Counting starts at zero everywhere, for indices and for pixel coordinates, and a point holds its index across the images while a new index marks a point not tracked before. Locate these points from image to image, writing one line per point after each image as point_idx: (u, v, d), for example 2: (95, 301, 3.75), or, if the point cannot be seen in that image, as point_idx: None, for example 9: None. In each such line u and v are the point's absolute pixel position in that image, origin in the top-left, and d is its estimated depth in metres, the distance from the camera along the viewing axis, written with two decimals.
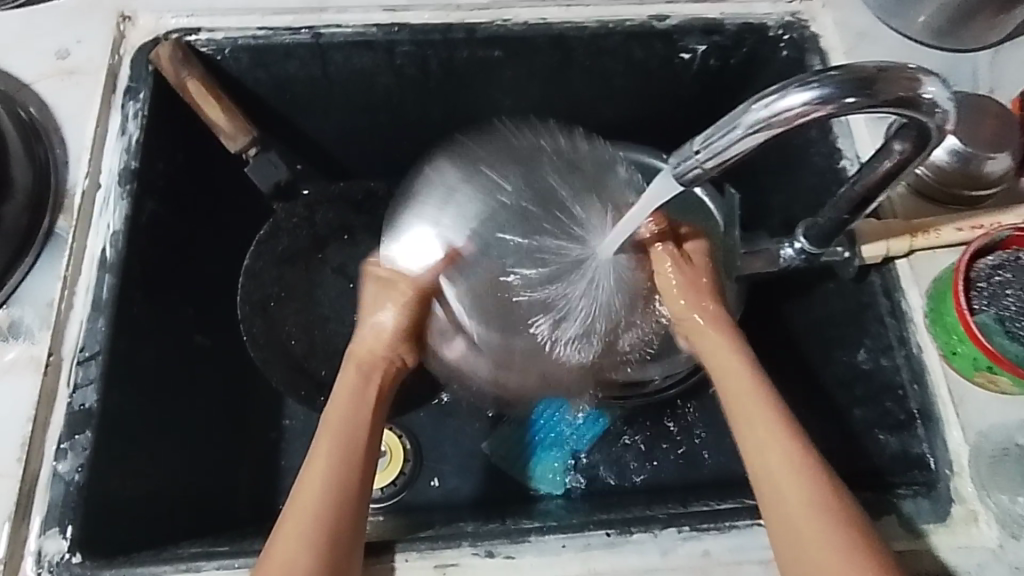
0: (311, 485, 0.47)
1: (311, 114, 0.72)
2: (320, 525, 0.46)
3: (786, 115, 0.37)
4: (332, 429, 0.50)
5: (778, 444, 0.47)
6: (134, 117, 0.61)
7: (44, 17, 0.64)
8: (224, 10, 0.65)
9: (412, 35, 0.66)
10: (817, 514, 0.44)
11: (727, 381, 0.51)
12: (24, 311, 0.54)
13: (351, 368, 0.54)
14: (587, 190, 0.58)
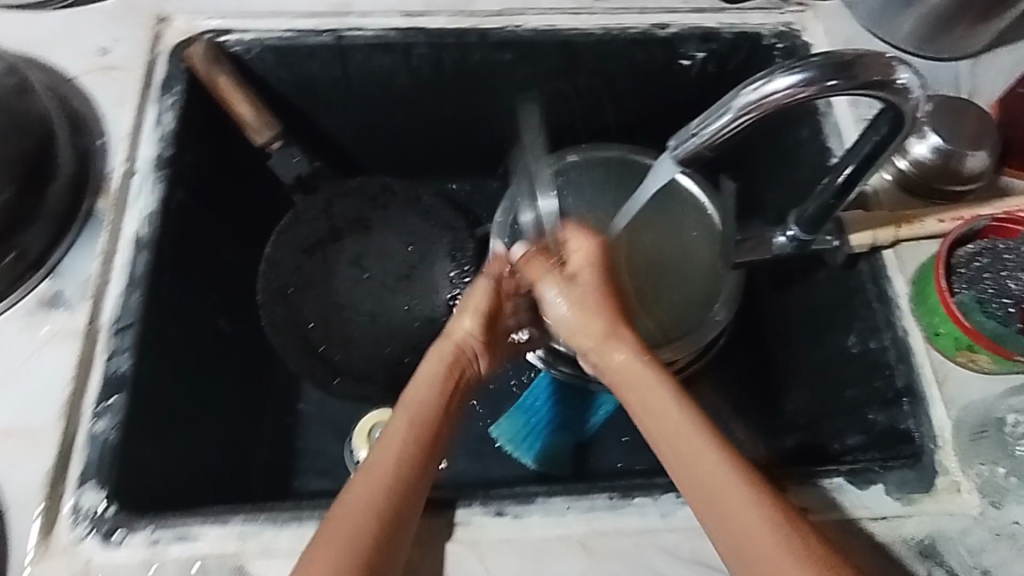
0: (385, 450, 0.51)
1: (331, 112, 0.77)
2: (384, 481, 0.49)
3: (771, 97, 0.41)
4: (408, 408, 0.54)
5: (705, 464, 0.48)
6: (169, 109, 0.66)
7: (86, 18, 0.68)
8: (253, 14, 0.70)
9: (429, 38, 0.71)
10: (750, 520, 0.46)
11: (646, 408, 0.52)
12: (63, 283, 0.57)
13: (433, 357, 0.58)
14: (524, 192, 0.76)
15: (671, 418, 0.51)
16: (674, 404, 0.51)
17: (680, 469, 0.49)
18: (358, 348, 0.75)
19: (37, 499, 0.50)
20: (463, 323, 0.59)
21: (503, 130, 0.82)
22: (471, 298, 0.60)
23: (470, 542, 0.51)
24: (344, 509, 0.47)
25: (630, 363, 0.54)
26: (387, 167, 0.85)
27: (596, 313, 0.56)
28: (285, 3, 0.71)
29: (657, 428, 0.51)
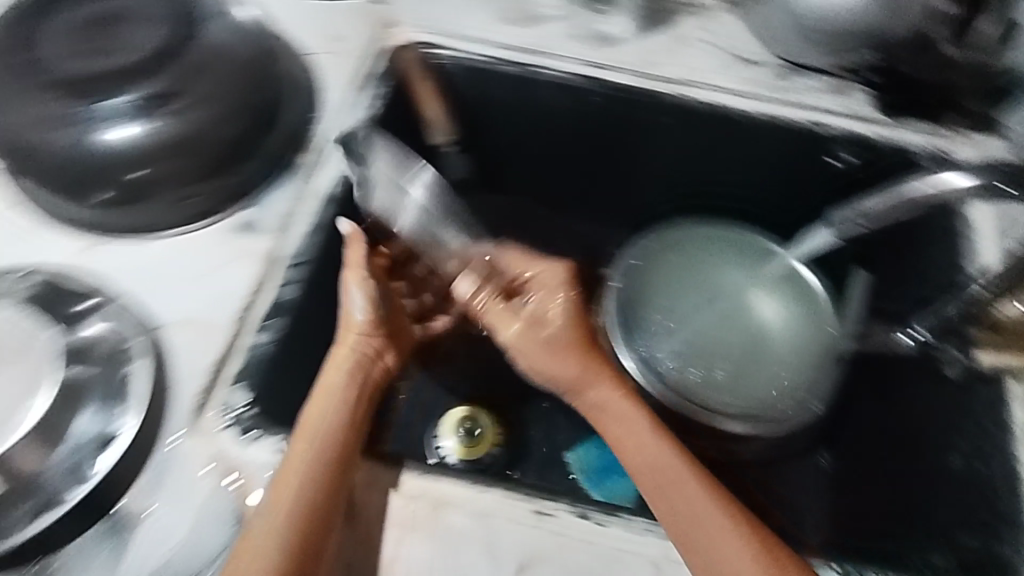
0: (293, 466, 0.51)
1: (499, 133, 0.84)
2: (291, 499, 0.49)
3: (934, 185, 0.58)
4: (315, 420, 0.54)
5: (677, 483, 0.52)
6: (375, 97, 0.75)
7: (329, 10, 0.80)
8: (463, 36, 0.80)
9: (606, 89, 0.78)
10: (721, 531, 0.49)
11: (620, 429, 0.56)
12: (260, 213, 0.65)
13: (334, 368, 0.58)
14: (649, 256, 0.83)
15: (644, 438, 0.55)
16: (647, 429, 0.55)
17: (648, 486, 0.53)
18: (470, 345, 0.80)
19: (191, 389, 0.56)
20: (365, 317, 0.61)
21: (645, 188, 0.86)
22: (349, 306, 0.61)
23: (552, 535, 0.54)
24: (270, 521, 0.48)
25: (608, 395, 0.58)
26: None
27: (564, 345, 0.60)
28: (493, 34, 0.80)
29: (632, 452, 0.55)
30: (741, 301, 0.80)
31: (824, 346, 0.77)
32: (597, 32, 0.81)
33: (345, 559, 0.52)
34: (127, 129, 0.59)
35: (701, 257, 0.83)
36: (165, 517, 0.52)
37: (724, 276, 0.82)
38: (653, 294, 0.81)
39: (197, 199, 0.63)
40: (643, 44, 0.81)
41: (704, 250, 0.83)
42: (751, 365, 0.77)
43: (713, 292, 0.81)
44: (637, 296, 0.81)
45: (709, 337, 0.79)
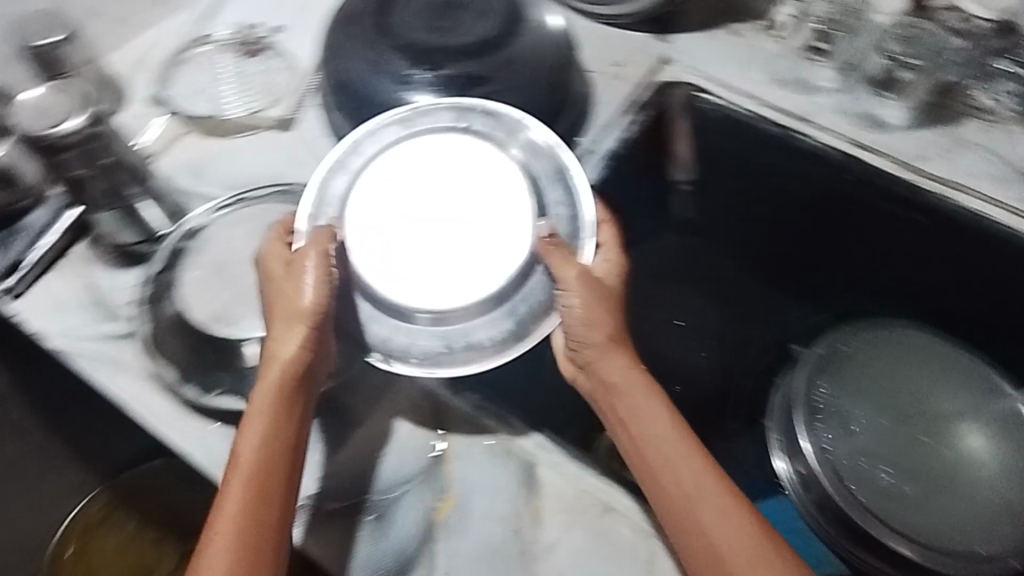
0: (227, 500, 0.49)
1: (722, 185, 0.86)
2: (235, 528, 0.48)
3: None
4: (244, 449, 0.51)
5: (672, 456, 0.51)
6: (634, 124, 0.81)
7: (615, 36, 0.86)
8: (732, 87, 0.83)
9: (861, 171, 0.78)
10: (711, 503, 0.49)
11: (619, 391, 0.54)
12: None
13: (263, 384, 0.53)
14: (864, 346, 0.79)
15: (645, 404, 0.53)
16: (648, 395, 0.54)
17: (641, 461, 0.52)
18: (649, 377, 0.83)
19: None
20: (314, 312, 0.55)
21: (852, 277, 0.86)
22: (281, 303, 0.55)
23: None
24: (211, 561, 0.47)
25: (614, 360, 0.55)
26: None
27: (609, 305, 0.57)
28: (762, 91, 0.82)
29: (631, 420, 0.54)
30: (938, 425, 0.74)
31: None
32: (869, 114, 0.80)
33: (513, 523, 0.55)
34: (425, 96, 0.67)
35: (897, 367, 0.77)
36: (378, 432, 0.58)
37: (928, 392, 0.76)
38: (852, 389, 0.76)
39: None
40: (916, 137, 0.78)
41: (910, 361, 0.77)
42: (942, 493, 0.70)
43: (901, 404, 0.75)
44: (833, 389, 0.76)
45: (899, 452, 0.72)
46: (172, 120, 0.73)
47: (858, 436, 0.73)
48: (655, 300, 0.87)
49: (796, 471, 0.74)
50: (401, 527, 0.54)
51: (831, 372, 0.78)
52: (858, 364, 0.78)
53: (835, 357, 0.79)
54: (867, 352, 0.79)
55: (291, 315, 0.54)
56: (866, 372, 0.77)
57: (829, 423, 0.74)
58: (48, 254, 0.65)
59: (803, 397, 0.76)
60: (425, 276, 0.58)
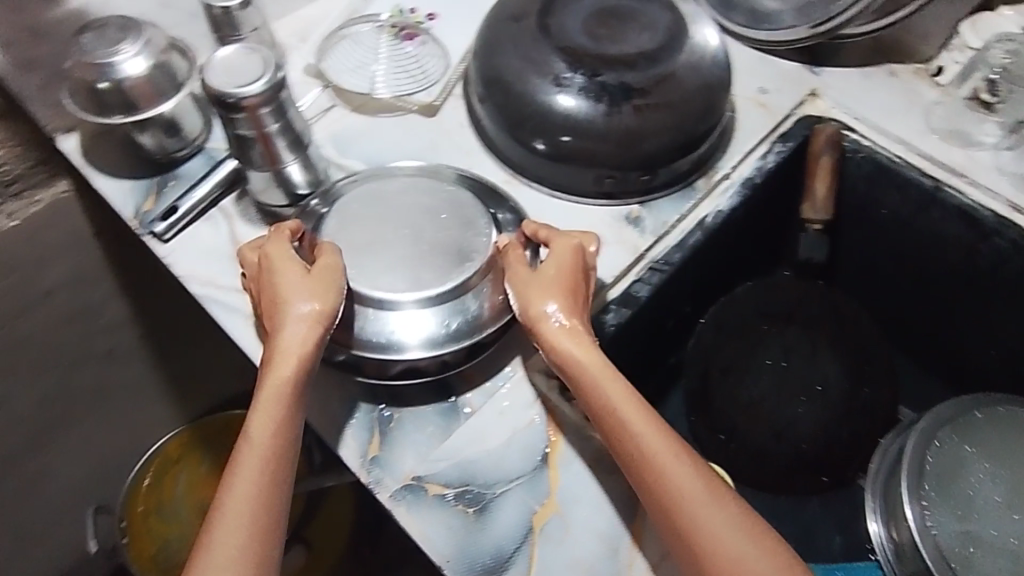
0: (241, 477, 0.49)
1: (852, 233, 0.84)
2: (248, 512, 0.48)
3: None
4: (257, 431, 0.51)
5: (661, 460, 0.50)
6: (776, 152, 0.78)
7: (764, 63, 0.84)
8: (884, 129, 0.79)
9: (1020, 237, 0.71)
10: (702, 498, 0.48)
11: (590, 388, 0.53)
12: (647, 214, 0.71)
13: (277, 369, 0.53)
14: (989, 416, 0.74)
15: (622, 399, 0.52)
16: (626, 393, 0.53)
17: (630, 464, 0.51)
18: (743, 411, 0.81)
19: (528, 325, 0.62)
20: (333, 306, 0.55)
21: (983, 347, 0.80)
22: (290, 290, 0.55)
23: None
24: (223, 532, 0.47)
25: (580, 356, 0.54)
26: (858, 297, 0.89)
27: (562, 298, 0.56)
28: (917, 138, 0.78)
29: (608, 420, 0.52)
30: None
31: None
32: None
33: (612, 543, 0.54)
34: (570, 99, 0.68)
35: (985, 445, 0.72)
36: (489, 423, 0.59)
37: None
38: (960, 464, 0.72)
39: (614, 180, 0.70)
40: None
41: (1016, 442, 0.72)
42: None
43: (984, 482, 0.70)
44: (939, 460, 0.72)
45: (996, 533, 0.68)
46: (326, 93, 0.77)
47: (956, 516, 0.69)
48: (764, 337, 0.84)
49: (888, 537, 0.72)
50: (501, 522, 0.55)
51: (952, 436, 0.73)
52: (974, 436, 0.73)
53: (958, 424, 0.74)
54: (988, 423, 0.73)
55: (310, 302, 0.54)
56: (976, 442, 0.72)
57: (929, 488, 0.71)
58: (200, 203, 0.68)
59: (913, 458, 0.72)
60: (407, 265, 0.60)
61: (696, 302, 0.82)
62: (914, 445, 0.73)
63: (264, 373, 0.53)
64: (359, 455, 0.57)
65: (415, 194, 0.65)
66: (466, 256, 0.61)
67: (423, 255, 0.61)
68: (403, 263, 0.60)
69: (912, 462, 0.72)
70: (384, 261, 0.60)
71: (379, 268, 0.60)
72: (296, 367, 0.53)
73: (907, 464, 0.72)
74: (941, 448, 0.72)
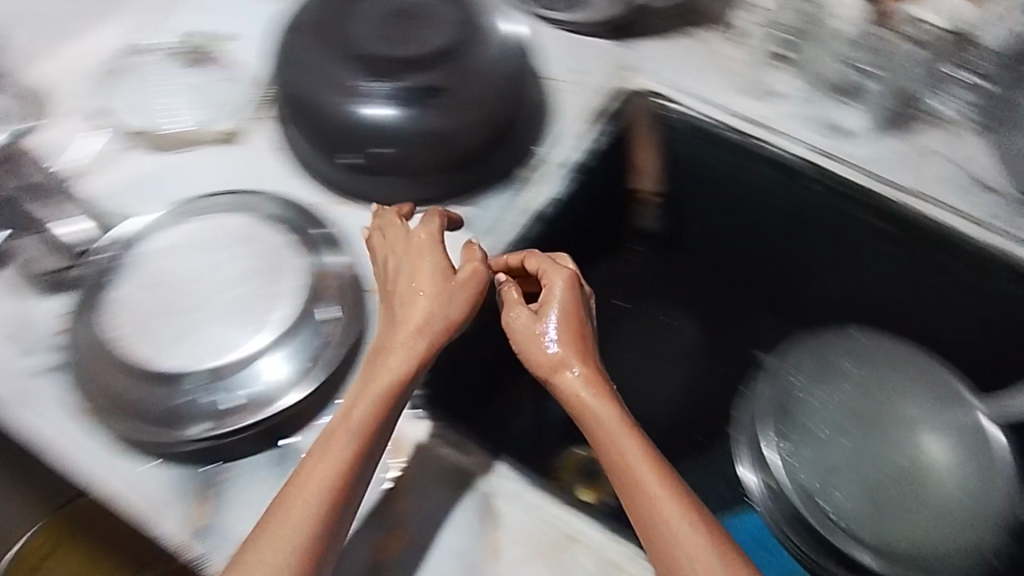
0: (330, 451, 0.50)
1: (694, 199, 0.85)
2: (322, 500, 0.48)
3: None
4: (358, 407, 0.52)
5: (657, 501, 0.50)
6: (603, 133, 0.79)
7: (577, 43, 0.84)
8: (697, 94, 0.82)
9: (828, 181, 0.77)
10: (686, 534, 0.48)
11: (602, 435, 0.54)
12: (479, 214, 0.70)
13: (398, 355, 0.54)
14: (833, 359, 0.80)
15: (630, 447, 0.52)
16: (624, 435, 0.53)
17: (630, 503, 0.51)
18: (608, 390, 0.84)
19: None
20: (455, 316, 0.56)
21: (818, 288, 0.86)
22: (426, 287, 0.57)
23: None
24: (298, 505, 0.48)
25: (585, 398, 0.55)
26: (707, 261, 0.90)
27: (567, 341, 0.57)
28: (727, 99, 0.82)
29: (616, 462, 0.52)
30: (907, 431, 0.73)
31: (991, 509, 0.69)
32: (830, 121, 0.80)
33: (466, 559, 0.53)
34: (382, 109, 0.65)
35: (860, 362, 0.79)
36: None
37: (898, 408, 0.75)
38: (832, 371, 0.79)
39: (434, 185, 0.68)
40: (874, 145, 0.79)
41: (880, 355, 0.79)
42: (913, 496, 0.70)
43: (856, 392, 0.77)
44: (814, 367, 0.80)
45: (873, 455, 0.72)
46: (114, 137, 0.70)
47: (824, 429, 0.74)
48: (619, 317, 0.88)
49: (764, 485, 0.75)
50: (349, 567, 0.52)
51: (816, 372, 0.79)
52: (822, 382, 0.78)
53: (806, 360, 0.80)
54: (848, 358, 0.79)
55: (440, 306, 0.56)
56: (822, 381, 0.78)
57: (788, 428, 0.76)
58: None
59: (768, 395, 0.79)
60: (209, 324, 0.57)
61: None
62: (773, 386, 0.80)
63: (383, 361, 0.54)
64: (180, 528, 0.52)
65: (221, 236, 0.62)
66: (275, 304, 0.57)
67: (229, 311, 0.57)
68: (209, 323, 0.57)
69: (773, 403, 0.78)
70: (183, 323, 0.57)
71: (178, 332, 0.56)
72: (410, 366, 0.54)
73: (768, 404, 0.79)
74: (801, 388, 0.78)
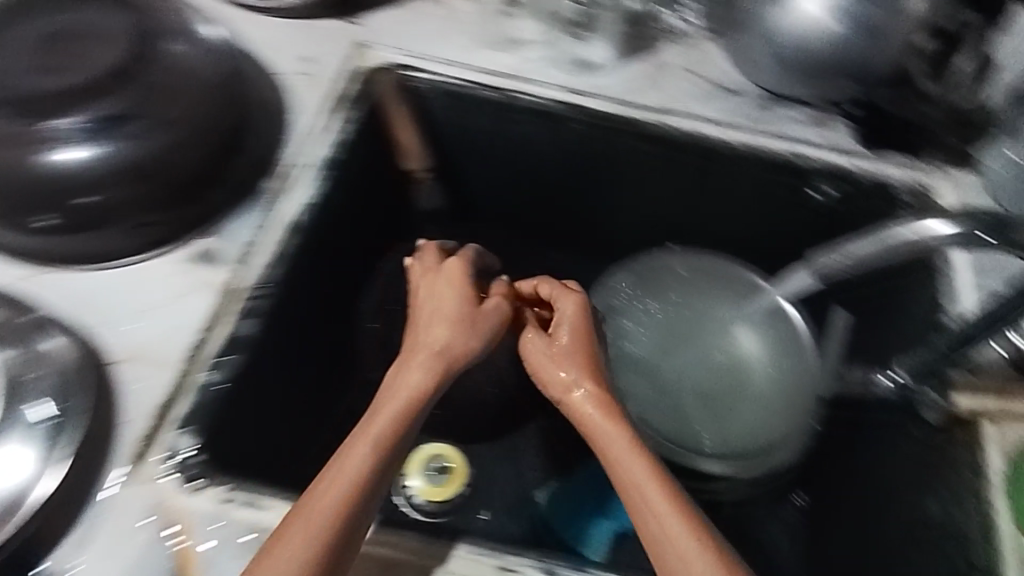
0: (353, 455, 0.50)
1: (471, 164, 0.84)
2: (336, 510, 0.47)
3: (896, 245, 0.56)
4: (378, 420, 0.53)
5: (652, 503, 0.51)
6: (352, 121, 0.73)
7: (302, 32, 0.78)
8: (440, 58, 0.78)
9: (586, 118, 0.77)
10: (674, 535, 0.49)
11: (603, 443, 0.56)
12: (223, 243, 0.63)
13: (414, 369, 0.57)
14: (652, 279, 0.85)
15: (627, 455, 0.54)
16: (627, 446, 0.55)
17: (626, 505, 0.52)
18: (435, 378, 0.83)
19: (142, 420, 0.54)
20: (470, 348, 0.60)
21: (611, 220, 0.88)
22: (446, 314, 0.61)
23: None
24: (312, 514, 0.47)
25: (588, 406, 0.58)
26: (505, 222, 0.91)
27: (574, 355, 0.62)
28: (469, 58, 0.79)
29: (617, 469, 0.54)
30: (724, 337, 0.82)
31: (807, 382, 0.77)
32: (576, 57, 0.80)
33: None
34: (75, 151, 0.58)
35: (680, 282, 0.85)
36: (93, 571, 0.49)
37: (712, 311, 0.83)
38: (660, 284, 0.85)
39: (155, 226, 0.61)
40: (620, 71, 0.80)
41: (690, 270, 0.85)
42: (742, 396, 0.79)
43: (682, 311, 0.84)
44: (642, 293, 0.85)
45: (704, 368, 0.80)
46: None
47: (663, 355, 0.81)
48: None
49: None
50: None
51: (638, 290, 0.85)
52: (650, 299, 0.84)
53: (628, 282, 0.85)
54: (668, 272, 0.85)
55: (462, 334, 0.60)
56: (642, 303, 0.84)
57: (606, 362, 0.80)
58: None
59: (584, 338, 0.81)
60: None
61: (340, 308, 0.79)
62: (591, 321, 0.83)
63: (403, 381, 0.56)
64: None
65: None
66: None
67: None
68: None
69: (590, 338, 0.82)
70: None
71: None
72: (429, 382, 0.56)
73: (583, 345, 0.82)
74: (617, 316, 0.83)
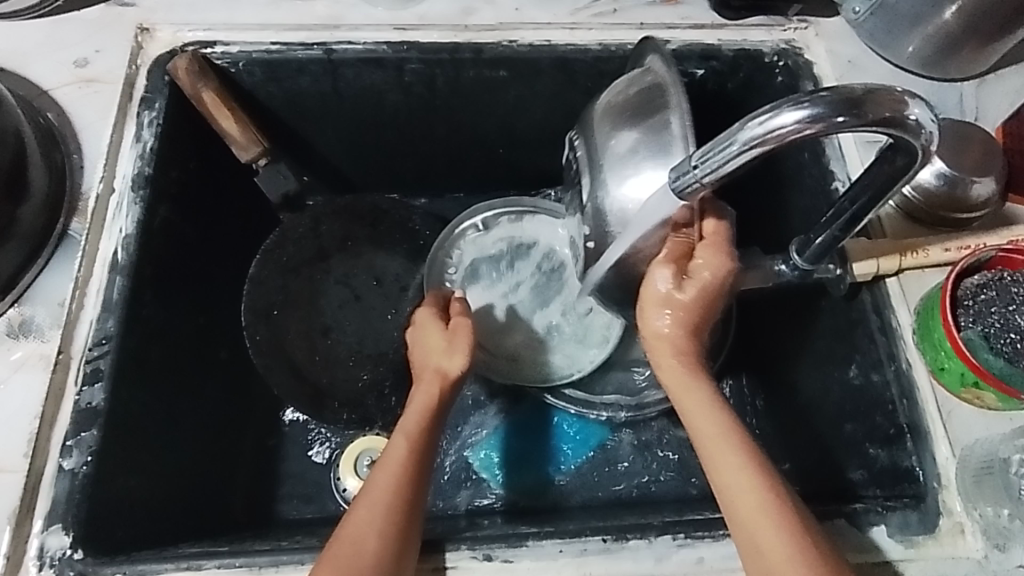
0: (385, 462, 0.52)
1: (321, 131, 0.76)
2: (386, 501, 0.49)
3: (779, 132, 0.40)
4: (409, 419, 0.55)
5: (743, 489, 0.48)
6: (148, 126, 0.63)
7: (64, 29, 0.66)
8: (240, 25, 0.68)
9: (421, 54, 0.68)
10: (747, 497, 0.47)
11: (686, 402, 0.52)
12: (36, 312, 0.57)
13: (417, 387, 0.57)
14: None
15: (704, 415, 0.51)
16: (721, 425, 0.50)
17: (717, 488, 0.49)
18: (345, 373, 0.74)
19: (2, 534, 0.50)
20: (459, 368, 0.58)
21: (486, 155, 0.81)
22: (429, 344, 0.60)
23: None
24: (365, 510, 0.48)
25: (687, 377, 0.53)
26: (377, 182, 0.84)
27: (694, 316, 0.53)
28: (274, 16, 0.68)
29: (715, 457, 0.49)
30: None
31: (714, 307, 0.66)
32: None
33: None
34: None
35: None
36: None
37: None
38: None
39: None
40: None
41: None
42: None
43: None
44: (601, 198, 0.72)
45: None
46: None
47: None
48: (313, 290, 0.76)
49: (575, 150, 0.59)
50: None
51: None
52: None
53: None
54: None
55: (450, 355, 0.59)
56: None
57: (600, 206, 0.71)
58: None
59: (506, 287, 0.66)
60: None
61: (217, 326, 0.73)
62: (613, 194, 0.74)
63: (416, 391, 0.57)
64: None
65: None
66: None
67: None
68: None
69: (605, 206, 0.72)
70: None
71: None
72: (434, 399, 0.56)
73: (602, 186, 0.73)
74: None
